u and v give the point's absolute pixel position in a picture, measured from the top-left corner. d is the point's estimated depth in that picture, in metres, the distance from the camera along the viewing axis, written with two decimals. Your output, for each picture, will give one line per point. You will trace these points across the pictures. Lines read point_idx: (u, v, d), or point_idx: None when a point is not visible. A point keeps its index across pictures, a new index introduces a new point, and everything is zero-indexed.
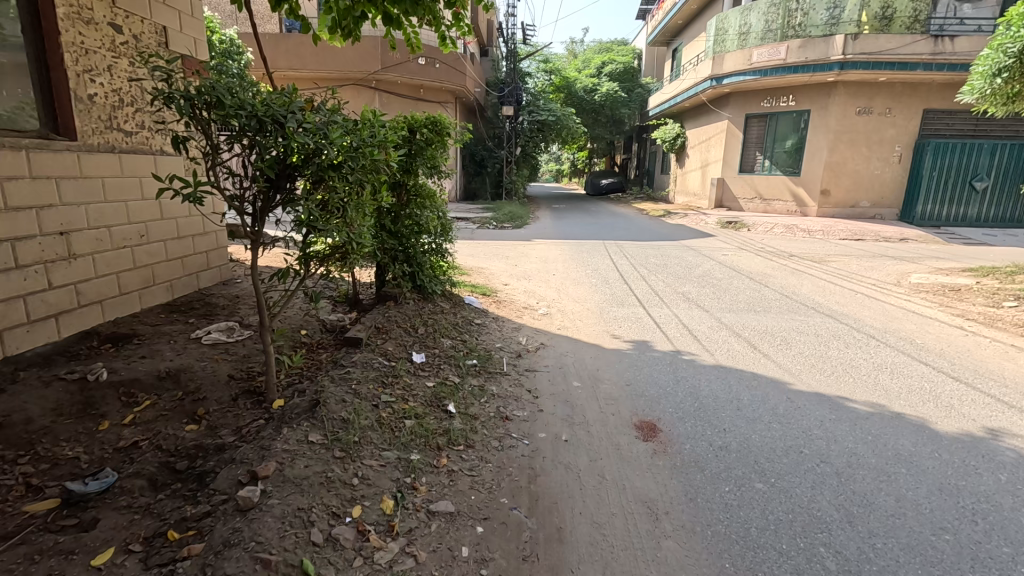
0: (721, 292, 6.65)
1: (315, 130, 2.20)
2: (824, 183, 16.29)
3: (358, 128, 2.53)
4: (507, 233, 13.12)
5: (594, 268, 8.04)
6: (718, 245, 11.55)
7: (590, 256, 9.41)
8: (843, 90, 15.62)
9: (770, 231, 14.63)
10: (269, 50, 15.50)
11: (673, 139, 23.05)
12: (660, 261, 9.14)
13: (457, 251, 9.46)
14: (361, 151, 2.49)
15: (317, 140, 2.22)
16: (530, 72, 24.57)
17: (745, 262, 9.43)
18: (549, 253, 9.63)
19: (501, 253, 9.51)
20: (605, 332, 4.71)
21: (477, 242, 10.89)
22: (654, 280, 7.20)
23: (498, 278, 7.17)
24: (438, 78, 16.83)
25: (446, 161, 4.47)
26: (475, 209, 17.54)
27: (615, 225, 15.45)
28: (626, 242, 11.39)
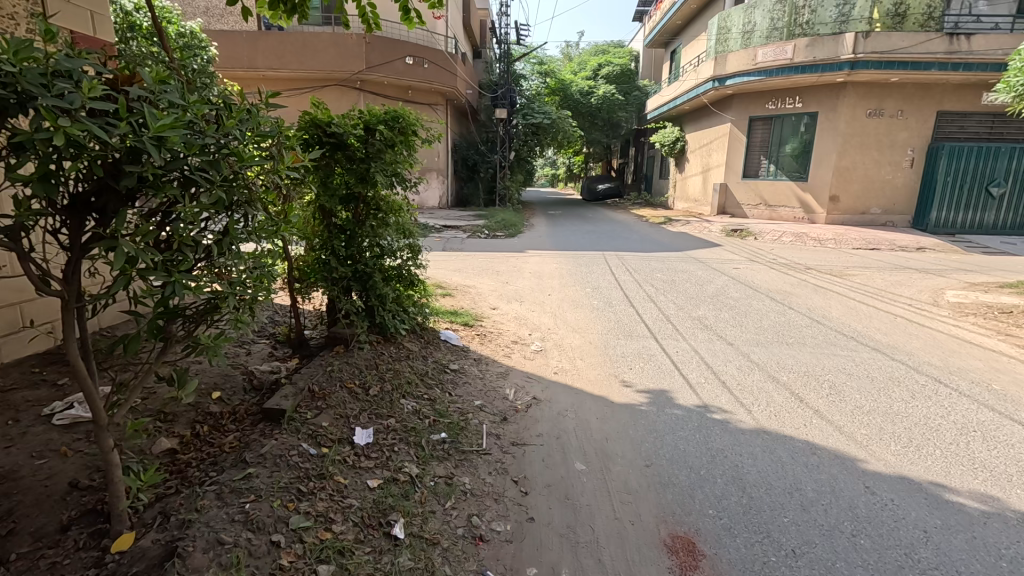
0: (742, 316, 5.79)
1: (126, 119, 1.36)
2: (833, 189, 15.52)
3: (230, 123, 1.69)
4: (499, 243, 12.26)
5: (595, 286, 7.17)
6: (727, 256, 10.73)
7: (590, 271, 8.52)
8: (852, 91, 14.86)
9: (779, 239, 13.83)
10: (247, 50, 14.65)
11: (672, 143, 22.32)
12: (667, 276, 8.28)
13: (443, 266, 8.57)
14: (230, 159, 1.64)
15: (132, 138, 1.38)
16: (524, 74, 23.79)
17: (761, 276, 8.58)
18: (544, 267, 8.76)
19: (492, 267, 8.63)
20: (613, 378, 3.83)
21: (466, 254, 10.00)
22: (664, 301, 6.33)
23: (486, 299, 6.28)
24: (428, 79, 16.05)
25: (412, 166, 3.57)
26: (467, 216, 16.67)
27: (614, 233, 14.62)
28: (628, 253, 10.53)
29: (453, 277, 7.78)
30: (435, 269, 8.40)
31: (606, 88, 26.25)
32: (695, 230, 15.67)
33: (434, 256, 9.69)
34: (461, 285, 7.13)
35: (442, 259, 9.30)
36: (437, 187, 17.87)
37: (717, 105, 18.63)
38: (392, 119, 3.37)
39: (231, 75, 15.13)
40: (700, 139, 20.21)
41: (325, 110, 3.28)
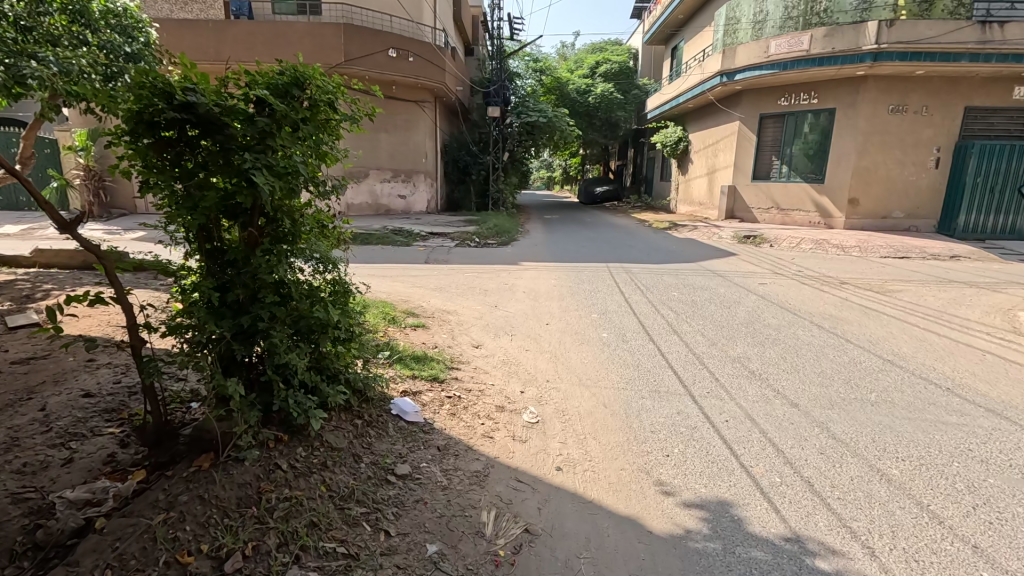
0: (793, 355, 4.54)
1: None
2: (852, 191, 14.36)
3: None
4: (490, 253, 10.98)
5: (601, 310, 5.93)
6: (747, 268, 9.51)
7: (595, 288, 7.27)
8: (873, 85, 13.71)
9: (798, 247, 12.63)
10: (214, 41, 13.42)
11: (675, 143, 21.18)
12: (686, 295, 7.04)
13: (422, 284, 7.31)
14: None
15: None
16: (519, 72, 22.61)
17: (795, 294, 7.34)
18: (539, 283, 7.51)
19: (479, 284, 7.36)
20: (646, 479, 2.57)
21: (451, 268, 8.73)
22: (691, 334, 5.07)
23: (467, 332, 5.00)
24: (414, 74, 14.83)
25: (333, 157, 2.35)
26: (456, 221, 15.40)
27: (617, 239, 13.41)
28: (636, 265, 9.30)
29: (431, 299, 6.49)
30: (411, 288, 7.11)
31: (604, 86, 25.13)
32: (703, 237, 14.48)
33: (414, 271, 8.39)
34: (439, 310, 5.84)
35: (422, 276, 8.00)
36: (425, 189, 16.56)
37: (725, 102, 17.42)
38: (292, 89, 2.08)
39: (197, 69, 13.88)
40: (706, 138, 19.03)
41: (191, 69, 2.01)
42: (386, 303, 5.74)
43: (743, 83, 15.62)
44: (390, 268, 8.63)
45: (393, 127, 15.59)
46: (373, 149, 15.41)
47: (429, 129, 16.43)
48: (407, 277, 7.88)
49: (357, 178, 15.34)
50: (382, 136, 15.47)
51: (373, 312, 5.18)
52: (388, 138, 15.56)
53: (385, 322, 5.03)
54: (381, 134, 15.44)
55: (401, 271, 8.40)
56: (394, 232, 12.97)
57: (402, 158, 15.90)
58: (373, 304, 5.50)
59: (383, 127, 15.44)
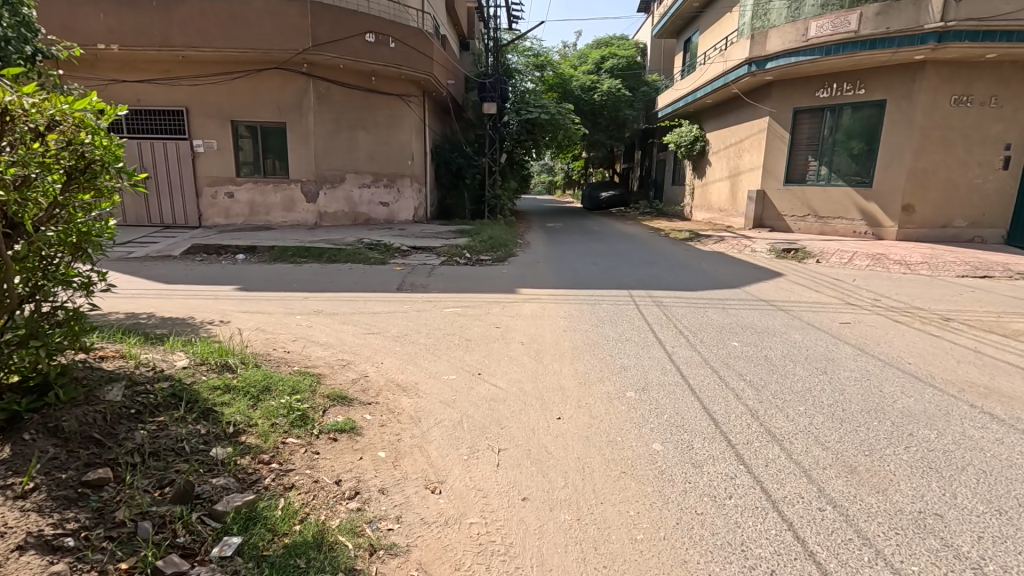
0: (1017, 507, 2.44)
1: None
2: (906, 196, 12.31)
3: None
4: (483, 273, 8.97)
5: (637, 385, 3.90)
6: (808, 295, 7.47)
7: (620, 334, 5.21)
8: (933, 72, 11.69)
9: (852, 263, 10.57)
10: (159, 23, 11.50)
11: (690, 143, 19.32)
12: (752, 346, 4.95)
13: (380, 330, 5.30)
14: None
15: None
16: (519, 67, 20.73)
17: (897, 339, 5.28)
18: (542, 326, 5.50)
19: (461, 330, 5.31)
20: None
21: (428, 301, 6.69)
22: (805, 447, 3.00)
23: (421, 448, 2.92)
24: (396, 63, 12.86)
25: None
26: (446, 232, 13.37)
27: (633, 253, 11.36)
28: (666, 292, 7.27)
29: (385, 360, 4.41)
30: (363, 338, 5.05)
31: (610, 82, 23.26)
32: (733, 249, 12.44)
33: (378, 307, 6.36)
34: (388, 389, 3.76)
35: (387, 315, 5.94)
36: (413, 195, 14.42)
37: (751, 95, 15.37)
38: None
39: (140, 56, 11.94)
40: (728, 137, 17.03)
41: None
42: (308, 378, 3.69)
43: (774, 73, 13.64)
44: (349, 301, 6.60)
45: (374, 125, 13.60)
46: (350, 149, 13.42)
47: (417, 128, 14.41)
48: (364, 317, 5.83)
49: (331, 183, 13.34)
50: (361, 135, 13.49)
51: (265, 406, 3.10)
52: (368, 136, 13.58)
53: (278, 430, 2.94)
54: (359, 131, 13.45)
55: (362, 306, 6.36)
56: (370, 247, 10.94)
57: (384, 161, 13.86)
58: (278, 382, 3.42)
59: (361, 124, 13.45)
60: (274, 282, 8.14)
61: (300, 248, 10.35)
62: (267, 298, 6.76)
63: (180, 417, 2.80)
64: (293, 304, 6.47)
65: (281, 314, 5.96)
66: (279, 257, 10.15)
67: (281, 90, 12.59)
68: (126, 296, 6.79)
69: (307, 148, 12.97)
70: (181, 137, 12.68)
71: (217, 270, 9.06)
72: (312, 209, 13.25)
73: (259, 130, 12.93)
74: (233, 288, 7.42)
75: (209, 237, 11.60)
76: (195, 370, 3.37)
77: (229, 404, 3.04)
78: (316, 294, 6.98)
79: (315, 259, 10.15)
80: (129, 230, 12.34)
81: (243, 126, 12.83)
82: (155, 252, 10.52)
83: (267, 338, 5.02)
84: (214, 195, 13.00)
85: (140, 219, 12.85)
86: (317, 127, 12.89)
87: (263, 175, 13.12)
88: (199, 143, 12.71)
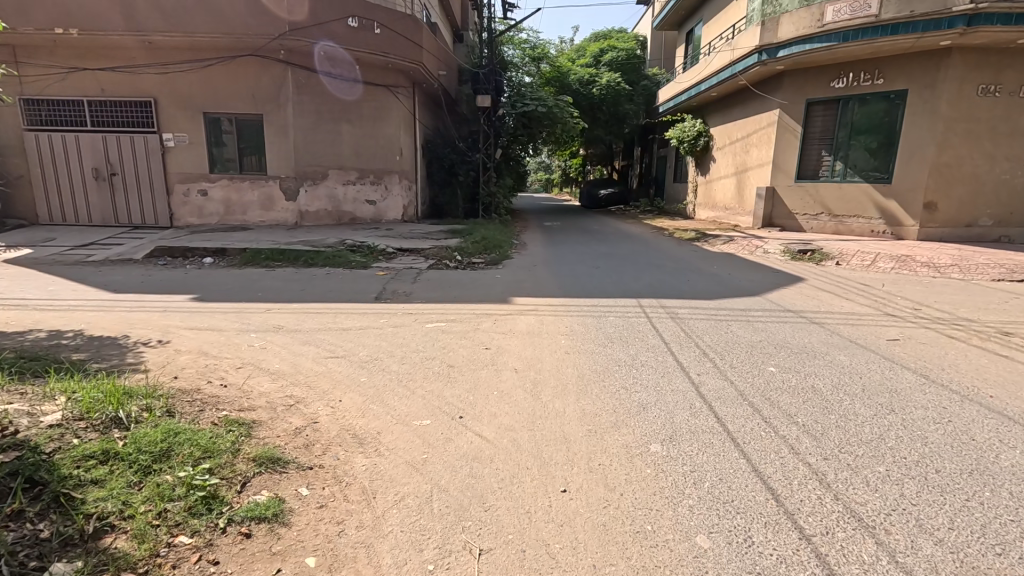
0: None
1: None
2: (928, 193, 11.53)
3: None
4: (473, 279, 8.09)
5: (663, 433, 3.05)
6: (840, 304, 6.62)
7: (634, 357, 4.36)
8: (959, 59, 10.90)
9: (875, 266, 9.75)
10: (122, 6, 10.58)
11: (693, 138, 18.55)
12: (793, 372, 4.11)
13: (346, 354, 4.43)
14: None
15: None
16: (514, 59, 19.85)
17: (962, 361, 4.45)
18: (539, 346, 4.66)
19: (443, 353, 4.44)
20: None
21: (410, 314, 5.83)
22: (909, 540, 2.15)
23: (370, 549, 2.05)
24: (382, 50, 11.97)
25: None
26: (437, 232, 12.52)
27: (636, 255, 10.52)
28: (679, 301, 6.43)
29: (345, 397, 3.54)
30: (323, 365, 4.17)
31: (609, 76, 22.48)
32: (744, 250, 11.59)
33: (350, 322, 5.49)
34: (340, 445, 2.88)
35: (358, 333, 5.06)
36: (402, 193, 13.52)
37: (760, 87, 14.52)
38: None
39: (102, 43, 11.01)
40: (734, 132, 16.20)
41: None
42: (233, 432, 2.80)
43: (785, 62, 12.82)
44: (318, 315, 5.73)
45: (359, 117, 12.70)
46: (333, 144, 12.51)
47: (406, 122, 13.49)
48: (330, 336, 4.95)
49: (312, 180, 12.42)
50: (345, 128, 12.57)
51: (154, 483, 2.24)
52: (352, 129, 12.66)
53: (164, 524, 2.06)
54: (343, 124, 12.54)
55: (331, 321, 5.47)
56: (352, 249, 10.05)
57: (371, 156, 12.95)
58: (184, 442, 2.55)
59: (345, 116, 12.53)
60: (239, 290, 7.26)
61: (274, 251, 9.46)
62: (223, 311, 5.88)
63: (14, 513, 1.94)
64: (252, 319, 5.60)
65: (234, 332, 5.08)
66: (251, 262, 9.24)
67: (257, 79, 11.67)
68: (61, 309, 5.90)
69: (286, 142, 12.06)
70: (148, 130, 11.74)
71: (179, 276, 8.18)
72: (292, 207, 12.35)
73: (234, 123, 11.99)
74: (188, 298, 6.52)
75: (178, 238, 10.70)
76: (68, 431, 2.50)
77: (101, 483, 2.18)
78: (282, 306, 6.10)
79: (291, 263, 9.25)
80: (93, 231, 11.41)
81: (217, 118, 11.90)
82: (116, 255, 9.60)
83: (207, 365, 4.13)
84: (186, 193, 12.09)
85: (105, 219, 11.91)
86: (297, 119, 11.98)
87: (239, 171, 12.19)
88: (169, 137, 11.78)
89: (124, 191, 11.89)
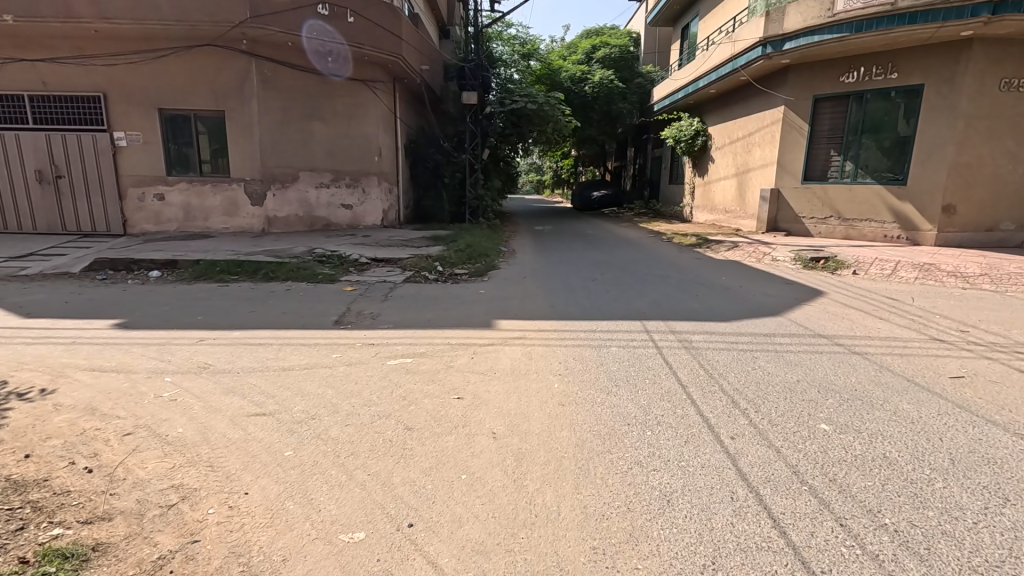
0: None
1: None
2: (947, 195, 10.74)
3: None
4: (453, 296, 7.10)
5: (704, 558, 2.09)
6: (876, 326, 5.71)
7: (646, 412, 3.40)
8: (980, 52, 10.15)
9: (896, 275, 8.90)
10: None
11: (690, 138, 17.71)
12: (853, 433, 3.17)
13: (278, 409, 3.45)
14: None
15: None
16: (503, 55, 18.89)
17: None
18: (526, 393, 3.71)
19: (401, 407, 3.46)
20: None
21: (371, 345, 4.82)
22: None
23: None
24: (356, 41, 10.96)
25: None
26: (419, 239, 11.55)
27: (636, 264, 9.62)
28: (689, 324, 5.53)
29: (253, 488, 2.55)
30: (240, 429, 3.16)
31: (602, 73, 21.64)
32: (751, 257, 10.73)
33: (295, 357, 4.47)
34: None
35: (300, 376, 4.05)
36: (381, 196, 12.50)
37: (764, 83, 13.68)
38: None
39: (43, 31, 9.93)
40: (735, 131, 15.36)
41: None
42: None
43: (791, 55, 11.98)
44: (258, 348, 4.71)
45: (333, 115, 11.67)
46: (305, 143, 11.48)
47: (386, 120, 12.47)
48: (264, 380, 3.94)
49: (282, 182, 11.39)
50: (318, 126, 11.54)
51: None
52: (326, 128, 11.64)
53: None
54: (315, 122, 11.51)
55: (270, 358, 4.46)
56: (320, 260, 9.04)
57: (347, 157, 11.92)
58: None
59: (317, 113, 11.51)
60: (178, 310, 6.23)
61: (231, 262, 8.43)
62: (145, 343, 4.86)
63: None
64: (176, 354, 4.57)
65: (145, 374, 4.07)
66: (203, 275, 8.19)
67: (219, 72, 10.63)
68: None
69: (252, 141, 11.01)
70: (97, 128, 10.66)
71: (116, 294, 7.14)
72: (260, 213, 11.32)
73: (193, 121, 10.93)
74: (110, 324, 5.49)
75: (128, 248, 9.65)
76: None
77: None
78: (219, 336, 5.08)
79: (249, 277, 8.22)
80: (34, 240, 10.30)
81: (175, 116, 10.86)
82: (51, 267, 8.53)
83: (85, 430, 3.12)
84: (142, 198, 11.01)
85: (50, 226, 10.80)
86: (263, 117, 10.94)
87: (199, 173, 11.12)
88: (120, 136, 10.71)
89: (71, 196, 10.78)
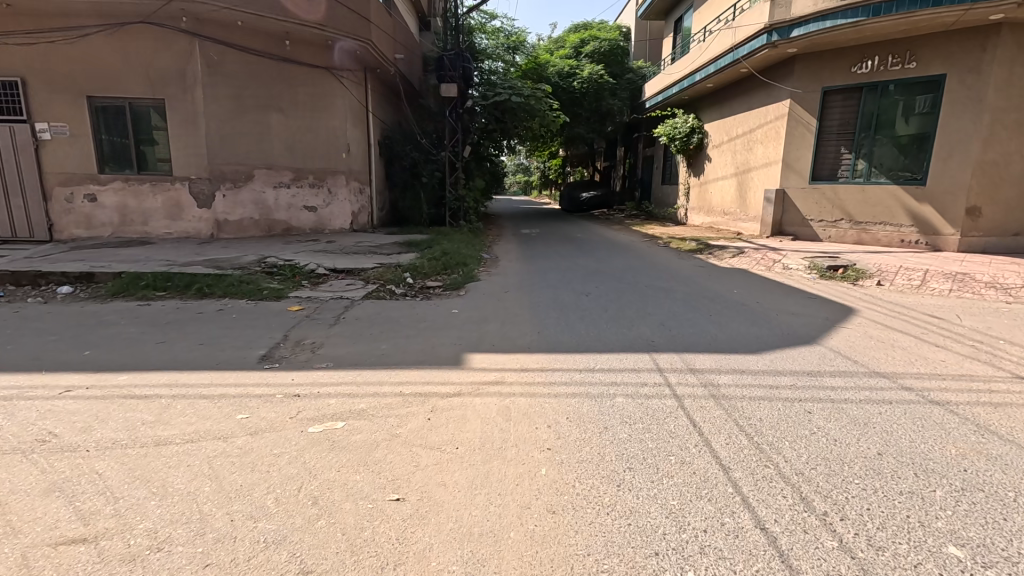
0: None
1: None
2: (972, 197, 9.78)
3: None
4: (420, 317, 5.90)
5: None
6: (938, 358, 4.61)
7: (680, 529, 2.24)
8: (1009, 38, 9.21)
9: (928, 287, 7.88)
10: None
11: (685, 136, 16.70)
12: (1005, 566, 2.03)
13: (109, 529, 2.21)
14: None
15: None
16: (486, 46, 17.70)
17: None
18: (499, 488, 2.51)
19: (304, 526, 2.23)
20: None
21: (295, 397, 3.59)
22: None
23: None
24: (317, 22, 9.68)
25: None
26: (391, 246, 10.30)
27: (633, 274, 8.50)
28: (711, 360, 4.40)
29: None
30: None
31: (591, 67, 20.57)
32: (760, 265, 9.66)
33: (182, 422, 3.21)
34: None
35: (175, 456, 2.80)
36: (349, 198, 11.27)
37: (767, 75, 12.68)
38: None
39: None
40: (735, 128, 14.35)
41: None
42: None
43: (800, 43, 10.97)
44: (139, 404, 3.46)
45: (293, 105, 10.38)
46: (260, 137, 10.17)
47: (354, 113, 11.22)
48: (116, 468, 2.68)
49: (233, 182, 10.05)
50: (275, 118, 10.24)
51: None
52: (284, 120, 10.34)
53: None
54: (272, 113, 10.20)
55: (146, 423, 3.20)
56: (269, 272, 7.77)
57: (309, 153, 10.65)
58: None
59: (274, 103, 10.20)
60: (68, 339, 4.94)
61: (159, 275, 7.11)
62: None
63: None
64: (20, 415, 3.29)
65: None
66: (123, 292, 6.83)
67: (157, 55, 9.29)
68: None
69: (197, 135, 9.67)
70: (15, 118, 9.23)
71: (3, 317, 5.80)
72: (208, 216, 9.98)
73: (129, 111, 9.56)
74: None
75: (45, 258, 8.27)
76: None
77: None
78: (94, 383, 3.81)
79: (179, 292, 6.89)
80: None
81: (107, 105, 9.49)
82: None
83: None
84: (70, 199, 9.60)
85: None
86: (211, 106, 9.62)
87: (138, 171, 9.75)
88: (43, 128, 9.30)
89: None
